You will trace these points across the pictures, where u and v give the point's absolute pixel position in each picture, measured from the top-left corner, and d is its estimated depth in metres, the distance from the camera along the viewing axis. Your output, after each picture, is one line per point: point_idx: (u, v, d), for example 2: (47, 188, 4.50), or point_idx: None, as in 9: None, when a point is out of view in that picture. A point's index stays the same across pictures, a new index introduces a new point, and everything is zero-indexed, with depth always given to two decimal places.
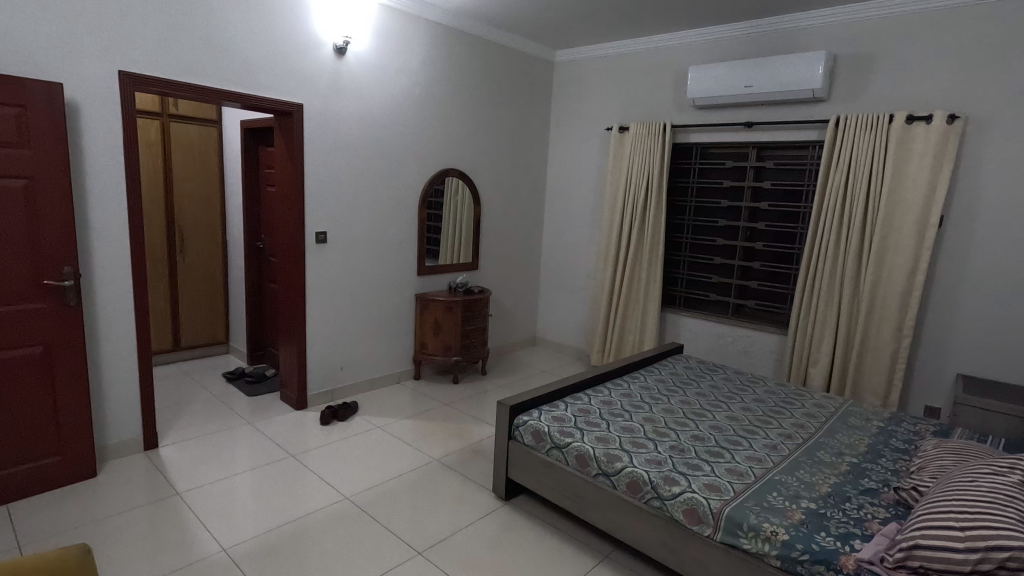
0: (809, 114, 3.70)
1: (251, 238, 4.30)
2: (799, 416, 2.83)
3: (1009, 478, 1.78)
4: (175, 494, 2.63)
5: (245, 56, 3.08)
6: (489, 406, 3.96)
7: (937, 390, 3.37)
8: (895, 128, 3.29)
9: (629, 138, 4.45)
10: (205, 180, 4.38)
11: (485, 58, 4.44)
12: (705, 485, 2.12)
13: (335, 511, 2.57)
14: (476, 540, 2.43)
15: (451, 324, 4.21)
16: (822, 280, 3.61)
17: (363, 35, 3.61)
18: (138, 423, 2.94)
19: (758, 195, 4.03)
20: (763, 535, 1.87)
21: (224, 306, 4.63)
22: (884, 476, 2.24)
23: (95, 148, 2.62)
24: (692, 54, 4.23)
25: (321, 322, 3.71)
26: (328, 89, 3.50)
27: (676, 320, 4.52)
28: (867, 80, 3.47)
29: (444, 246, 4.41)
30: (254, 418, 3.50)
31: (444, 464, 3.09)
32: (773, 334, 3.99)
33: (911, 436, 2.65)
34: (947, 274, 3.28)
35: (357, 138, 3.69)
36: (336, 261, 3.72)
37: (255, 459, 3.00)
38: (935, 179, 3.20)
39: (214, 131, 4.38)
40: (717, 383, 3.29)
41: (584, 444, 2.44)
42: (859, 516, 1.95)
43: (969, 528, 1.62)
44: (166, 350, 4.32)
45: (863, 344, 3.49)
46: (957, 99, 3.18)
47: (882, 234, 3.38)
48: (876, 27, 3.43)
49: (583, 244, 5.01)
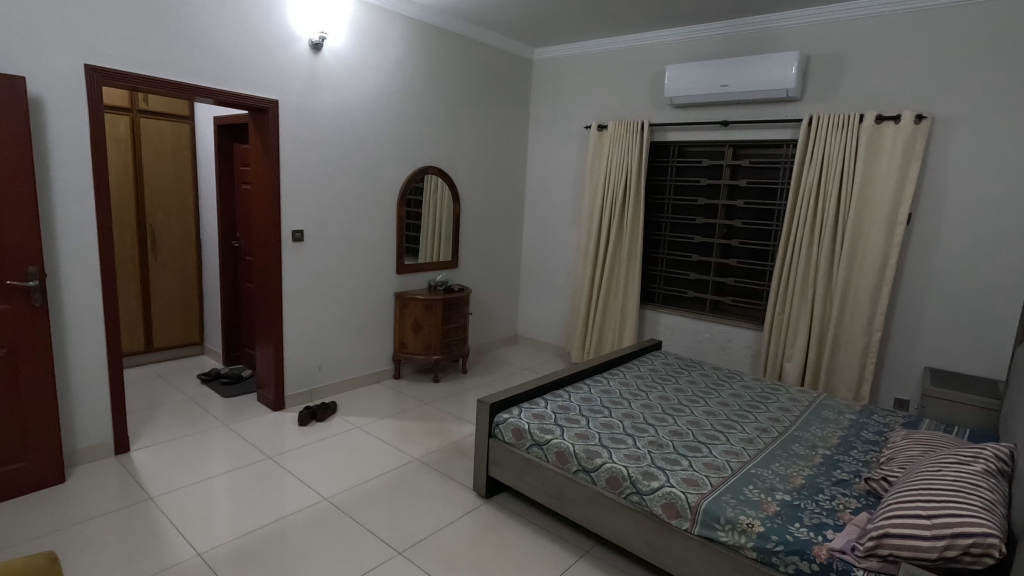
0: (783, 114, 3.77)
1: (225, 237, 4.22)
2: (774, 411, 2.88)
3: (973, 467, 1.84)
4: (147, 498, 2.57)
5: (217, 50, 3.02)
6: (469, 404, 3.95)
7: (907, 382, 3.46)
8: (865, 128, 3.37)
9: (607, 137, 4.48)
10: (178, 178, 4.29)
11: (464, 56, 4.42)
12: (684, 479, 2.15)
13: (313, 512, 2.54)
14: (456, 539, 2.42)
15: (430, 322, 4.19)
16: (796, 276, 3.68)
17: (340, 31, 3.57)
18: (108, 427, 2.86)
19: (734, 194, 4.09)
20: (740, 527, 1.91)
21: (198, 306, 4.54)
22: (855, 467, 2.30)
23: (60, 144, 2.54)
24: (669, 53, 4.27)
25: (298, 322, 3.66)
26: (304, 86, 3.45)
27: (655, 317, 4.56)
28: (838, 81, 3.55)
29: (424, 244, 4.39)
30: (230, 419, 3.43)
31: (424, 463, 3.08)
32: (749, 329, 4.06)
33: (881, 429, 2.72)
34: (915, 269, 3.38)
35: (334, 135, 3.65)
36: (313, 260, 3.67)
37: (231, 461, 2.95)
38: (904, 177, 3.29)
39: (186, 127, 4.28)
40: (695, 379, 3.33)
41: (564, 441, 2.45)
42: (832, 507, 2.00)
43: (935, 516, 1.66)
44: (138, 352, 4.22)
45: (835, 338, 3.57)
46: (924, 99, 3.27)
47: (853, 232, 3.46)
48: (846, 28, 3.50)
49: (562, 243, 5.03)
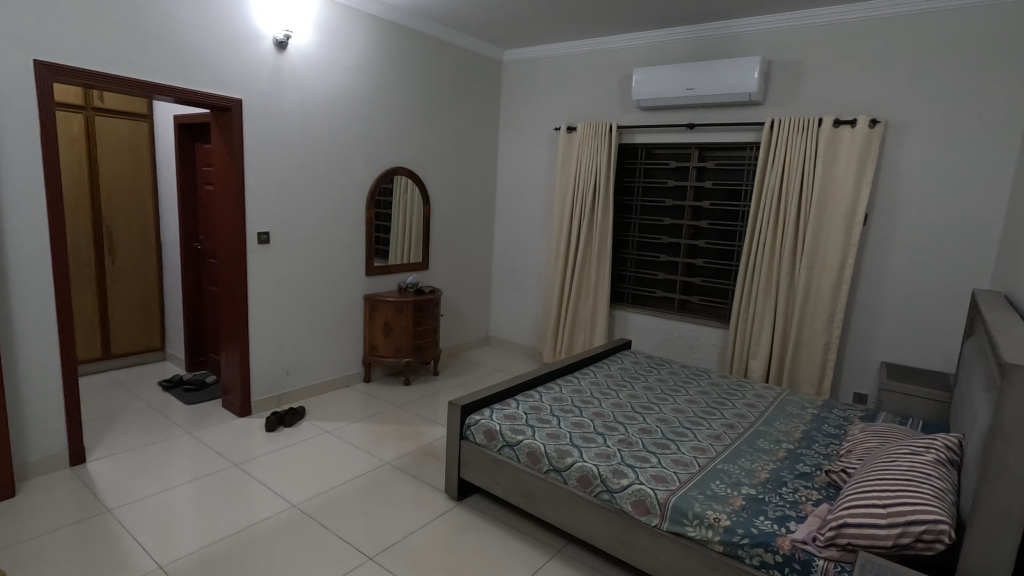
0: (746, 116, 3.87)
1: (188, 239, 4.10)
2: (740, 407, 2.95)
3: (925, 457, 1.91)
4: (105, 511, 2.47)
5: (178, 47, 2.93)
6: (440, 406, 3.93)
7: (865, 377, 3.60)
8: (824, 131, 3.48)
9: (577, 139, 4.52)
10: (136, 178, 4.15)
11: (433, 56, 4.40)
12: (653, 476, 2.18)
13: (280, 520, 2.49)
14: (428, 542, 2.40)
15: (401, 324, 4.16)
16: (760, 275, 3.78)
17: (306, 30, 3.52)
18: (63, 437, 2.75)
19: (701, 195, 4.17)
20: (707, 522, 1.95)
21: (158, 310, 4.39)
22: (817, 460, 2.37)
23: (9, 143, 2.43)
24: (637, 56, 4.33)
25: (265, 325, 3.58)
26: (269, 84, 3.38)
27: (625, 317, 4.62)
28: (798, 86, 3.66)
29: (394, 246, 4.35)
30: (193, 427, 3.34)
31: (396, 466, 3.05)
32: (716, 328, 4.15)
33: (842, 422, 2.81)
34: (871, 268, 3.51)
35: (300, 135, 3.59)
36: (279, 262, 3.59)
37: (195, 469, 2.87)
38: (861, 178, 3.41)
39: (144, 126, 4.15)
40: (664, 377, 3.39)
41: (536, 441, 2.46)
42: (795, 499, 2.06)
43: (890, 505, 1.73)
44: (95, 359, 4.06)
45: (798, 335, 3.68)
46: (878, 104, 3.41)
47: (814, 232, 3.56)
48: (805, 35, 3.62)
49: (533, 243, 5.04)
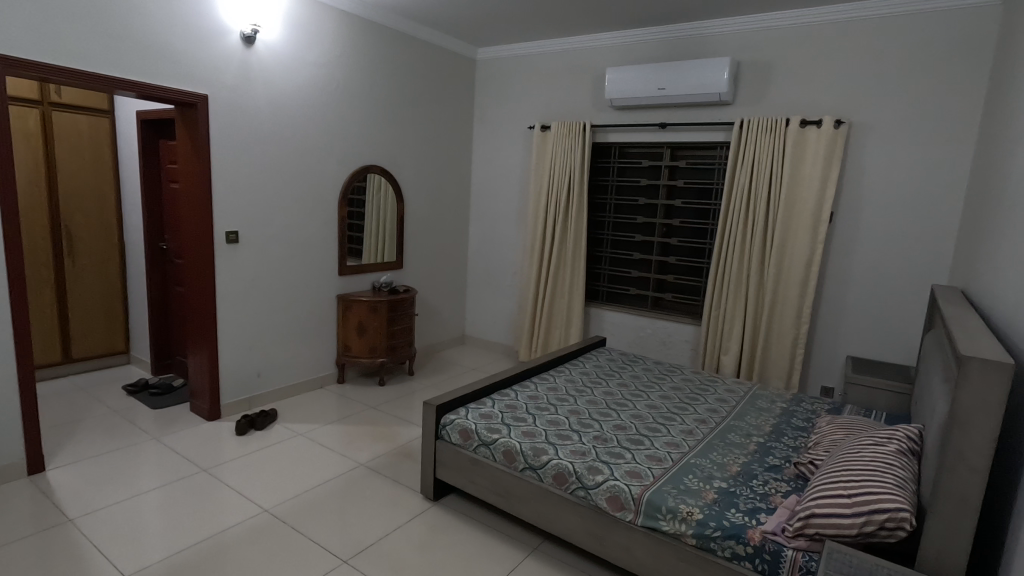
0: (716, 116, 3.93)
1: (153, 238, 3.98)
2: (712, 402, 3.00)
3: (889, 447, 1.97)
4: (66, 521, 2.38)
5: (139, 40, 2.84)
6: (415, 406, 3.90)
7: (831, 370, 3.70)
8: (791, 131, 3.57)
9: (551, 138, 4.53)
10: (97, 176, 4.01)
11: (405, 53, 4.36)
12: (627, 472, 2.20)
13: (252, 525, 2.44)
14: (404, 544, 2.38)
15: (375, 324, 4.11)
16: (731, 272, 3.86)
17: (274, 24, 3.44)
18: (20, 445, 2.64)
19: (673, 194, 4.22)
20: (680, 516, 1.97)
21: (122, 312, 4.26)
22: (786, 453, 2.43)
23: None
24: (609, 55, 4.37)
25: (234, 327, 3.50)
26: (236, 79, 3.30)
27: (600, 314, 4.66)
28: (766, 87, 3.74)
29: (368, 245, 4.30)
30: (160, 432, 3.24)
31: (371, 468, 3.02)
32: (688, 325, 4.21)
33: (810, 415, 2.88)
34: (837, 265, 3.61)
35: (269, 132, 3.52)
36: (248, 262, 3.51)
37: (162, 476, 2.79)
38: (826, 177, 3.50)
39: (106, 122, 4.01)
40: (638, 374, 3.42)
41: (511, 439, 2.46)
42: (765, 491, 2.10)
43: (855, 495, 1.78)
44: (54, 363, 3.91)
45: (768, 331, 3.76)
46: (842, 106, 3.50)
47: (782, 230, 3.65)
48: (772, 37, 3.70)
49: (508, 242, 5.04)
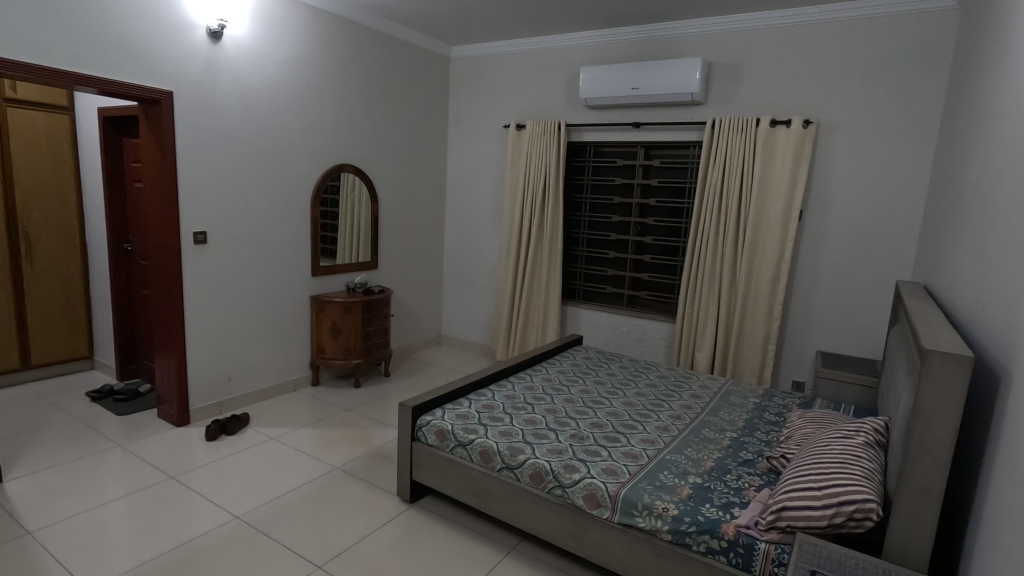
0: (689, 116, 3.98)
1: (117, 239, 3.86)
2: (687, 398, 3.04)
3: (857, 440, 2.01)
4: (25, 534, 2.29)
5: (101, 34, 2.74)
6: (391, 408, 3.85)
7: (802, 365, 3.78)
8: (761, 130, 3.63)
9: (526, 137, 4.53)
10: (56, 176, 3.87)
11: (378, 50, 4.30)
12: (604, 470, 2.21)
13: (222, 533, 2.38)
14: (380, 548, 2.35)
15: (350, 325, 4.05)
16: (704, 269, 3.91)
17: (241, 20, 3.36)
18: None
19: (647, 193, 4.27)
20: (656, 512, 1.99)
21: (85, 316, 4.12)
22: (759, 447, 2.47)
23: None
24: (583, 55, 4.38)
25: (203, 330, 3.41)
26: (203, 75, 3.21)
27: (576, 313, 4.68)
28: (737, 88, 3.80)
29: (341, 245, 4.24)
30: (126, 439, 3.14)
31: (346, 471, 2.97)
32: (663, 322, 4.26)
33: (781, 410, 2.93)
34: (807, 262, 3.68)
35: (238, 130, 3.44)
36: (218, 263, 3.43)
37: (128, 484, 2.70)
38: (795, 176, 3.58)
39: (65, 119, 3.87)
40: (615, 371, 3.45)
41: (488, 439, 2.44)
42: (739, 486, 2.13)
43: (824, 487, 1.81)
44: (12, 369, 3.76)
45: (741, 327, 3.82)
46: (810, 106, 3.58)
47: (754, 227, 3.71)
48: (742, 39, 3.76)
49: (485, 241, 5.03)
